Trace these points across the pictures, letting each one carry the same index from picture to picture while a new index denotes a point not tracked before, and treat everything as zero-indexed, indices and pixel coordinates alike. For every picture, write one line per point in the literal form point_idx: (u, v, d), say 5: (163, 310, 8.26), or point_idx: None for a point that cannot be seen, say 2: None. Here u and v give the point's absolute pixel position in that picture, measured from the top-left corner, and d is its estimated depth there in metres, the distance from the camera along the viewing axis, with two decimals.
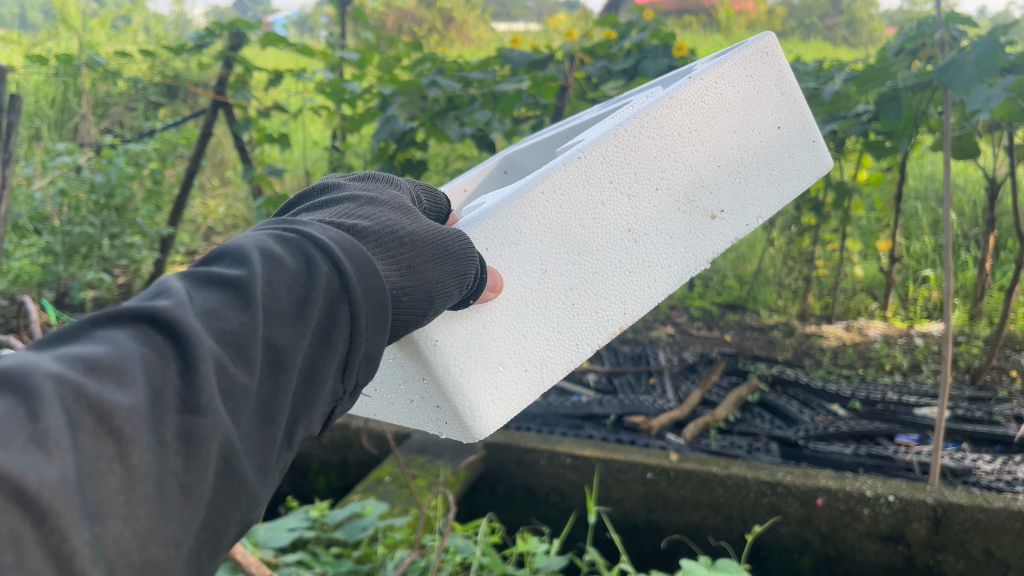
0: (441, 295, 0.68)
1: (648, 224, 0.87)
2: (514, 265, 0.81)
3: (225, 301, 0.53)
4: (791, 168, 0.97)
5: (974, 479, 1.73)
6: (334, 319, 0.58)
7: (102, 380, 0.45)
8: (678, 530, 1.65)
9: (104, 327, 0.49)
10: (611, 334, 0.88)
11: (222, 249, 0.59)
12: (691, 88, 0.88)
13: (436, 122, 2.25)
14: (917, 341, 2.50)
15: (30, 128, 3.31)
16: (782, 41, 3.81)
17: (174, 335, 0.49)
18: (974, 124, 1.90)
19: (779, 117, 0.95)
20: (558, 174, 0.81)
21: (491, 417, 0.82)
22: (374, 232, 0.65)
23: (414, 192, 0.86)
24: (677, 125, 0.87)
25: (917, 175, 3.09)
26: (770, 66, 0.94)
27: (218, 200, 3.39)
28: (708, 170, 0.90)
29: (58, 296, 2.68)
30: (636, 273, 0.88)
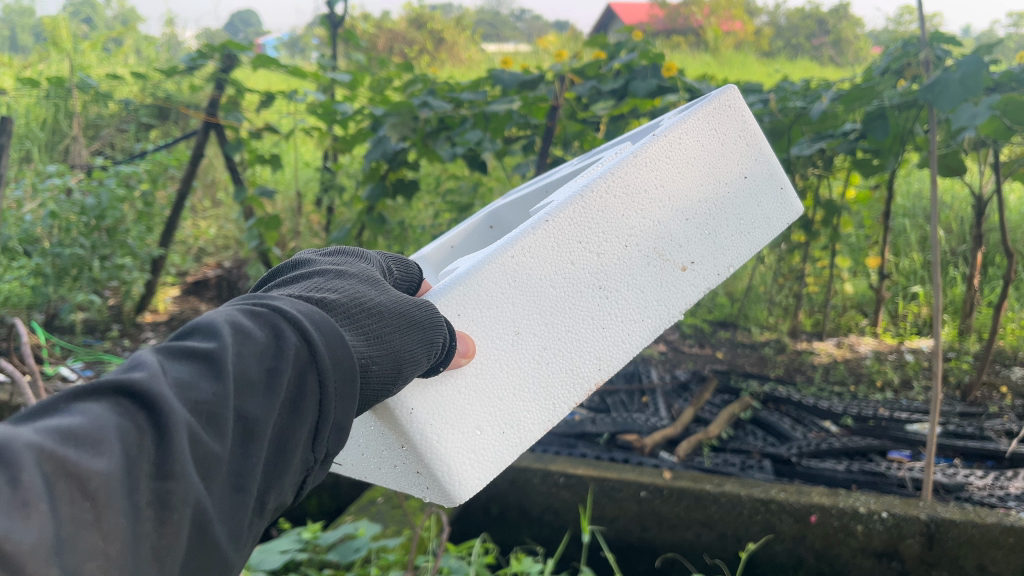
0: (408, 363, 0.70)
1: (618, 281, 0.88)
2: (486, 328, 0.83)
3: (198, 374, 0.55)
4: (761, 217, 0.97)
5: (966, 494, 1.74)
6: (303, 389, 0.60)
7: (80, 449, 0.45)
8: (673, 548, 1.65)
9: (78, 400, 0.49)
10: (587, 391, 0.89)
11: (194, 325, 0.60)
12: (656, 145, 0.88)
13: (428, 142, 2.27)
14: (908, 357, 2.51)
15: (21, 150, 3.31)
16: (769, 62, 3.85)
17: (148, 404, 0.50)
18: (961, 142, 1.92)
19: (745, 167, 0.95)
20: (524, 239, 0.82)
21: (470, 481, 0.84)
22: (342, 305, 0.67)
23: (384, 263, 0.89)
24: (642, 182, 0.88)
25: (905, 193, 3.12)
26: (734, 117, 0.94)
27: (209, 220, 3.38)
28: (677, 225, 0.91)
29: (48, 318, 2.68)
30: (608, 328, 0.89)
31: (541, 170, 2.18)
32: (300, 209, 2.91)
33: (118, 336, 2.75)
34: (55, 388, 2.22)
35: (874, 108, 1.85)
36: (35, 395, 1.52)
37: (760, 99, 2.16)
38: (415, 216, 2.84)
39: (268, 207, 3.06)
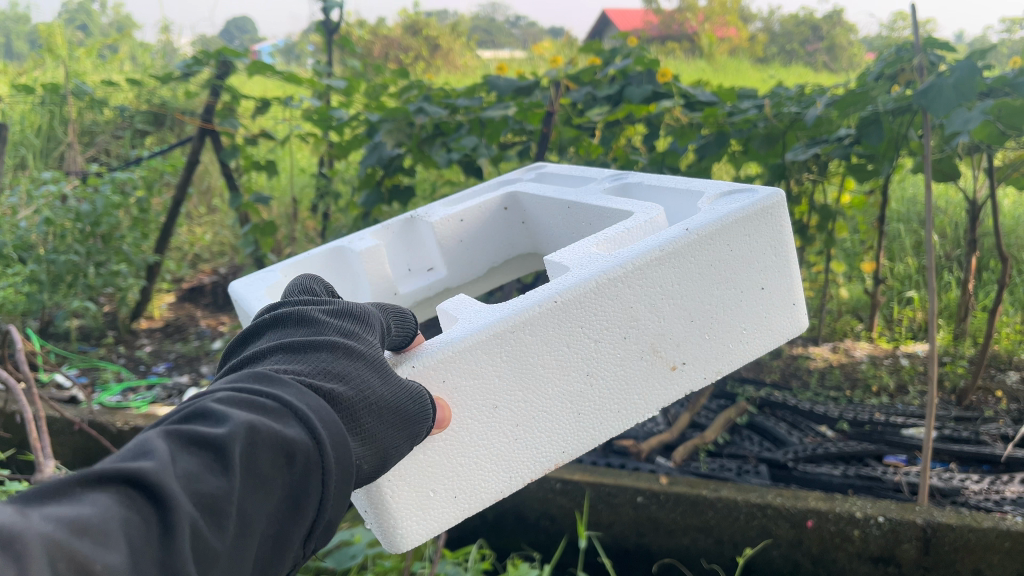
0: (395, 455, 0.74)
1: (606, 368, 0.96)
2: (467, 400, 0.88)
3: (205, 467, 0.58)
4: (760, 326, 1.07)
5: (962, 499, 1.75)
6: (306, 487, 0.63)
7: (87, 540, 0.48)
8: (670, 554, 1.65)
9: (89, 488, 0.52)
10: (546, 468, 0.97)
11: (206, 408, 0.62)
12: (682, 243, 0.98)
13: (423, 147, 2.28)
14: (903, 361, 2.52)
15: (16, 157, 3.30)
16: (763, 68, 3.87)
17: (155, 498, 0.53)
18: (955, 147, 1.92)
19: (764, 279, 1.06)
20: (533, 315, 0.89)
21: (413, 535, 0.90)
22: (348, 401, 0.69)
23: (383, 321, 0.85)
24: (661, 277, 0.97)
25: (899, 199, 3.13)
26: (771, 226, 1.05)
27: (205, 227, 3.38)
28: (680, 325, 1.00)
29: (42, 325, 2.67)
30: (583, 414, 0.97)
31: None
32: (296, 216, 2.91)
33: (113, 343, 2.75)
34: (50, 396, 2.21)
35: (868, 113, 1.87)
36: (30, 402, 1.51)
37: (755, 105, 2.15)
38: None
39: (264, 213, 3.06)
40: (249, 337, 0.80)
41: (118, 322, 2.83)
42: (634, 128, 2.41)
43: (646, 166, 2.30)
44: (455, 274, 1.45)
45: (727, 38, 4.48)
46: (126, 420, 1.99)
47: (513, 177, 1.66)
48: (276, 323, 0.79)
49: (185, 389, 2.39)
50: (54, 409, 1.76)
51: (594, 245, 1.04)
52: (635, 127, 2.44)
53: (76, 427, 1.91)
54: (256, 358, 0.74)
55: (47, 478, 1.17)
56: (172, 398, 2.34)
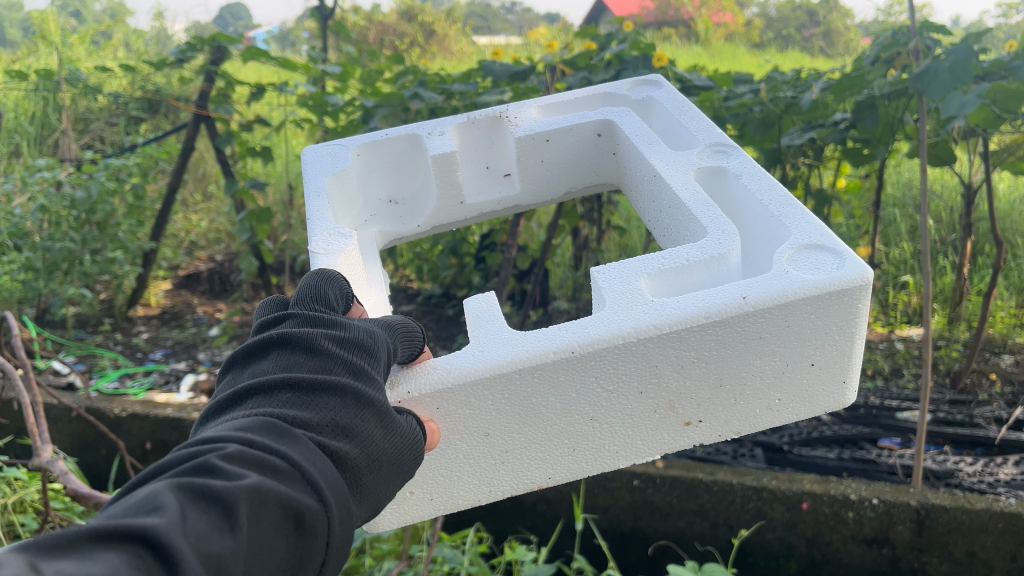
0: (385, 500, 0.76)
1: (612, 415, 0.92)
2: (458, 425, 0.89)
3: (215, 527, 0.55)
4: (800, 399, 0.96)
5: (955, 481, 1.76)
6: (310, 549, 0.62)
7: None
8: (666, 537, 1.66)
9: (99, 543, 0.49)
10: (528, 488, 0.98)
11: (216, 461, 0.60)
12: (735, 310, 0.87)
13: None
14: (897, 346, 2.53)
15: (10, 144, 3.28)
16: (759, 54, 3.86)
17: (167, 559, 0.50)
18: (951, 131, 1.92)
19: (818, 355, 0.93)
20: (546, 362, 0.86)
21: (382, 523, 0.96)
22: (353, 462, 0.70)
23: (389, 344, 0.85)
24: (697, 342, 0.88)
25: (895, 183, 3.13)
26: (846, 305, 0.90)
27: (200, 214, 3.37)
28: (705, 388, 0.92)
29: (39, 313, 2.68)
30: (579, 450, 0.95)
31: None
32: (292, 202, 2.90)
33: (109, 330, 2.75)
34: (47, 382, 2.22)
35: (863, 97, 1.88)
36: (28, 389, 1.51)
37: (750, 89, 2.14)
38: None
39: (260, 200, 3.06)
40: (252, 353, 0.78)
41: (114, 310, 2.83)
42: None
43: None
44: (527, 193, 1.40)
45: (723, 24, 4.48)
46: (123, 407, 1.99)
47: (622, 89, 1.51)
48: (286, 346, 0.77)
49: (182, 376, 2.39)
50: (52, 395, 1.76)
51: (637, 281, 0.96)
52: None
53: (73, 413, 1.91)
54: (260, 392, 0.71)
55: (45, 463, 1.17)
56: (169, 385, 2.34)
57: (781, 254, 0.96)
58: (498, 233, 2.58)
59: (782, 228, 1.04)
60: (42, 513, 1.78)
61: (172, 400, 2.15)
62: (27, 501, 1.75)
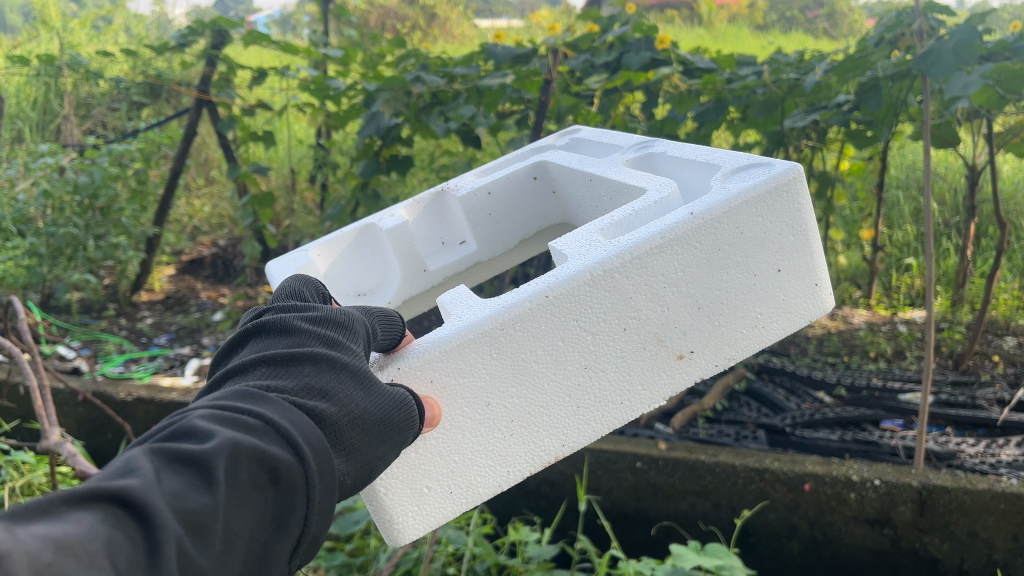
0: (379, 464, 0.73)
1: (605, 361, 0.90)
2: (458, 398, 0.85)
3: (190, 483, 0.57)
4: (779, 309, 0.96)
5: (958, 462, 1.77)
6: (289, 501, 0.62)
7: (77, 561, 0.47)
8: (669, 517, 1.67)
9: (74, 507, 0.51)
10: (546, 462, 0.92)
11: (190, 425, 0.61)
12: (688, 226, 0.89)
13: (421, 117, 2.27)
14: (901, 328, 2.53)
15: (13, 130, 3.28)
16: (763, 36, 3.84)
17: (143, 517, 0.52)
18: (954, 112, 1.92)
19: (781, 260, 0.95)
20: (523, 311, 0.85)
21: (409, 530, 0.88)
22: (335, 419, 0.68)
23: (368, 325, 0.84)
24: (662, 266, 0.89)
25: (898, 165, 3.12)
26: (789, 205, 0.94)
27: (203, 199, 3.37)
28: (685, 313, 0.91)
29: (44, 298, 2.70)
30: (584, 408, 0.91)
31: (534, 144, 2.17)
32: (294, 188, 2.89)
33: (114, 315, 2.76)
34: (53, 367, 2.23)
35: (867, 78, 1.87)
36: (35, 374, 1.52)
37: (754, 71, 2.13)
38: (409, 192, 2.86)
39: (262, 184, 3.06)
40: (232, 349, 0.79)
41: (118, 295, 2.84)
42: (633, 96, 2.38)
43: (645, 134, 2.27)
44: (485, 249, 1.39)
45: (727, 6, 4.46)
46: (129, 391, 2.00)
47: (547, 141, 1.56)
48: (261, 333, 0.77)
49: (187, 360, 2.40)
50: (59, 379, 1.77)
51: (595, 233, 0.96)
52: (634, 96, 2.41)
53: (80, 397, 1.93)
54: (235, 372, 0.71)
55: (53, 445, 1.18)
56: (174, 369, 2.35)
57: (717, 179, 0.99)
58: None
59: (711, 167, 1.08)
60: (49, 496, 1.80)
61: (177, 384, 2.16)
62: (35, 484, 1.77)
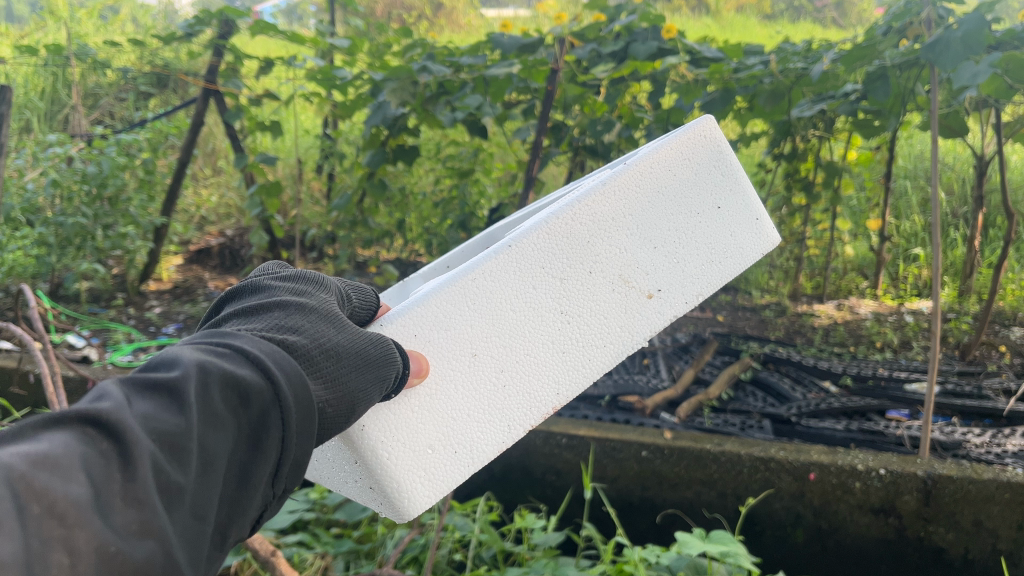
0: (363, 401, 0.69)
1: (583, 306, 0.85)
2: (442, 352, 0.81)
3: (161, 406, 0.53)
4: (732, 247, 0.91)
5: (964, 452, 1.76)
6: (264, 424, 0.59)
7: (50, 473, 0.45)
8: (674, 505, 1.67)
9: (45, 430, 0.48)
10: (545, 415, 0.86)
11: (158, 359, 0.58)
12: (625, 173, 0.85)
13: (427, 107, 2.26)
14: (907, 318, 2.54)
15: (21, 120, 3.30)
16: (770, 24, 3.84)
17: (114, 434, 0.49)
18: (961, 101, 1.91)
19: (717, 197, 0.90)
20: (488, 263, 0.81)
21: (420, 497, 0.82)
22: (306, 348, 0.65)
23: (341, 291, 0.83)
24: (609, 210, 0.85)
25: (906, 155, 3.09)
26: (708, 147, 0.90)
27: (210, 187, 3.38)
28: (643, 252, 0.87)
29: (53, 287, 2.72)
30: (571, 355, 0.86)
31: (542, 134, 2.17)
32: (302, 178, 2.91)
33: (123, 304, 2.78)
34: (64, 355, 2.25)
35: (874, 68, 1.87)
36: (45, 361, 1.54)
37: (761, 60, 2.12)
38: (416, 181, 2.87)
39: (270, 174, 3.08)
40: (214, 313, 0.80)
41: (127, 284, 2.86)
42: (639, 86, 2.39)
43: (652, 124, 2.27)
44: None
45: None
46: None
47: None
48: (236, 296, 0.78)
49: None
50: (70, 367, 1.79)
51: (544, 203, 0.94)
52: (640, 85, 2.41)
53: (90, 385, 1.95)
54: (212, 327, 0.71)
55: None
56: None
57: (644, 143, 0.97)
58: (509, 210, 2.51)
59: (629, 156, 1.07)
60: None
61: None
62: None
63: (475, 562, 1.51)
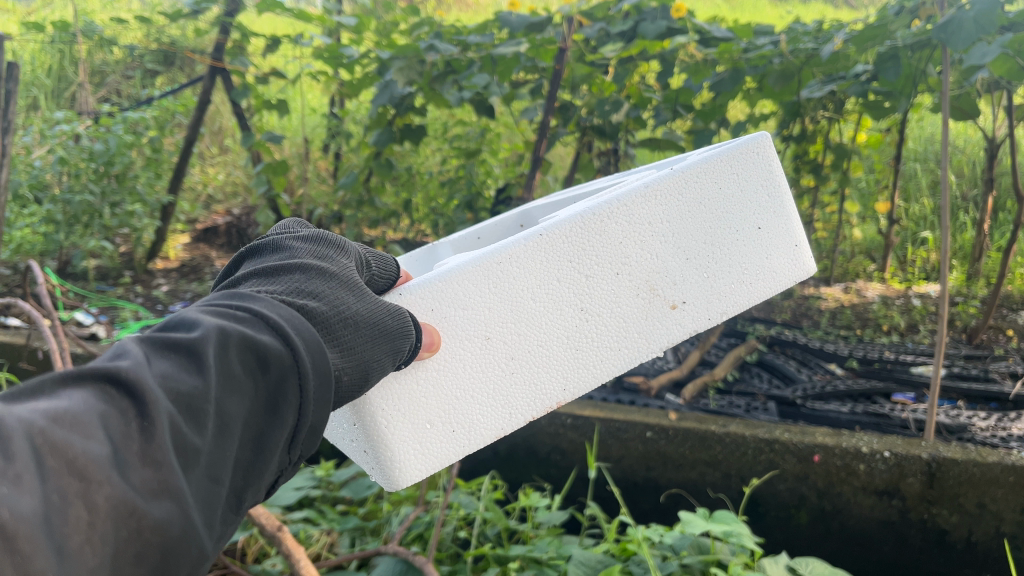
0: (376, 371, 0.69)
1: (602, 306, 0.86)
2: (456, 330, 0.82)
3: (180, 366, 0.55)
4: (766, 270, 0.92)
5: (968, 435, 1.75)
6: (282, 390, 0.59)
7: (71, 430, 0.46)
8: (678, 485, 1.68)
9: (67, 386, 0.50)
10: (548, 408, 0.88)
11: (179, 319, 0.59)
12: (669, 180, 0.86)
13: (434, 86, 2.25)
14: (915, 301, 2.52)
15: (28, 97, 3.30)
16: (781, 4, 3.79)
17: (132, 393, 0.51)
18: (974, 82, 1.89)
19: (760, 217, 0.90)
20: (517, 248, 0.82)
21: (412, 469, 0.83)
22: (323, 316, 0.65)
23: (361, 258, 0.83)
24: (648, 214, 0.86)
25: (916, 137, 3.06)
26: (760, 166, 0.90)
27: (217, 167, 3.37)
28: (674, 261, 0.88)
29: (61, 265, 2.73)
30: (583, 351, 0.87)
31: (550, 114, 2.15)
32: (308, 157, 2.90)
33: (130, 282, 2.78)
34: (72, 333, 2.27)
35: (886, 48, 1.85)
36: (54, 337, 1.55)
37: (771, 40, 2.10)
38: (423, 162, 2.86)
39: (277, 153, 3.08)
40: (234, 268, 0.80)
41: (133, 262, 2.87)
42: (648, 65, 2.37)
43: (661, 104, 2.26)
44: None
45: None
46: None
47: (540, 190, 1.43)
48: (259, 252, 0.78)
49: None
50: (79, 344, 1.80)
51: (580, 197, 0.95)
52: (649, 65, 2.39)
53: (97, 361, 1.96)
54: (231, 284, 0.71)
55: None
56: None
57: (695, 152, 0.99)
58: (515, 190, 2.51)
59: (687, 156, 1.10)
60: None
61: None
62: None
63: (480, 539, 1.52)
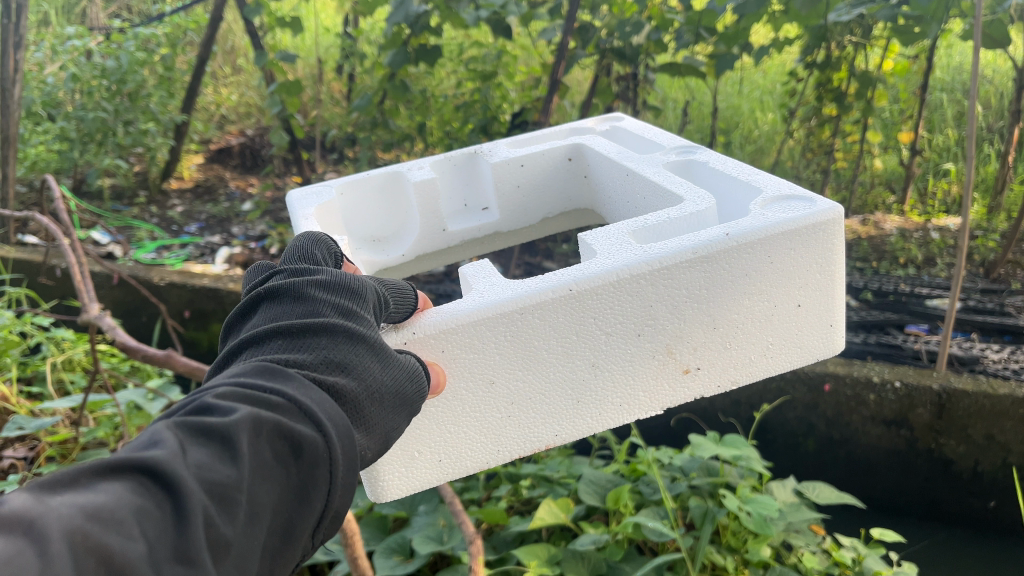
0: (394, 434, 0.70)
1: (614, 362, 0.92)
2: (464, 371, 0.87)
3: (215, 455, 0.54)
4: (792, 345, 1.00)
5: (980, 367, 1.78)
6: (312, 476, 0.58)
7: (107, 528, 0.45)
8: (688, 411, 1.71)
9: (102, 477, 0.49)
10: (536, 448, 0.94)
11: (209, 401, 0.58)
12: (725, 245, 0.92)
13: (450, 5, 2.18)
14: (934, 235, 2.48)
15: (39, 12, 3.25)
16: None
17: (169, 486, 0.50)
18: (1008, 8, 1.82)
19: (802, 296, 0.98)
20: (545, 300, 0.86)
21: (393, 488, 0.89)
22: (353, 394, 0.65)
23: (379, 293, 0.79)
24: (689, 279, 0.91)
25: (944, 66, 2.96)
26: (817, 244, 0.96)
27: (230, 87, 3.33)
28: (701, 331, 0.94)
29: (76, 184, 2.74)
30: (583, 405, 0.94)
31: (568, 35, 2.10)
32: (322, 78, 2.86)
33: (145, 202, 2.79)
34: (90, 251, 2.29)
35: None
36: (74, 253, 1.55)
37: None
38: (437, 85, 2.82)
39: (290, 73, 3.04)
40: (243, 314, 0.74)
41: (148, 181, 2.87)
42: None
43: (683, 26, 2.19)
44: (507, 220, 1.36)
45: None
46: (162, 276, 2.08)
47: (587, 123, 1.51)
48: (273, 297, 0.73)
49: (217, 249, 2.43)
50: (99, 263, 1.82)
51: (625, 233, 0.99)
52: None
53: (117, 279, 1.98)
54: (248, 342, 0.68)
55: (92, 318, 1.37)
56: (205, 257, 2.39)
57: (756, 203, 1.02)
58: (531, 114, 2.48)
59: (753, 189, 1.09)
60: (91, 371, 1.92)
61: (207, 270, 2.21)
62: (76, 360, 1.90)
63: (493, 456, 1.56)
